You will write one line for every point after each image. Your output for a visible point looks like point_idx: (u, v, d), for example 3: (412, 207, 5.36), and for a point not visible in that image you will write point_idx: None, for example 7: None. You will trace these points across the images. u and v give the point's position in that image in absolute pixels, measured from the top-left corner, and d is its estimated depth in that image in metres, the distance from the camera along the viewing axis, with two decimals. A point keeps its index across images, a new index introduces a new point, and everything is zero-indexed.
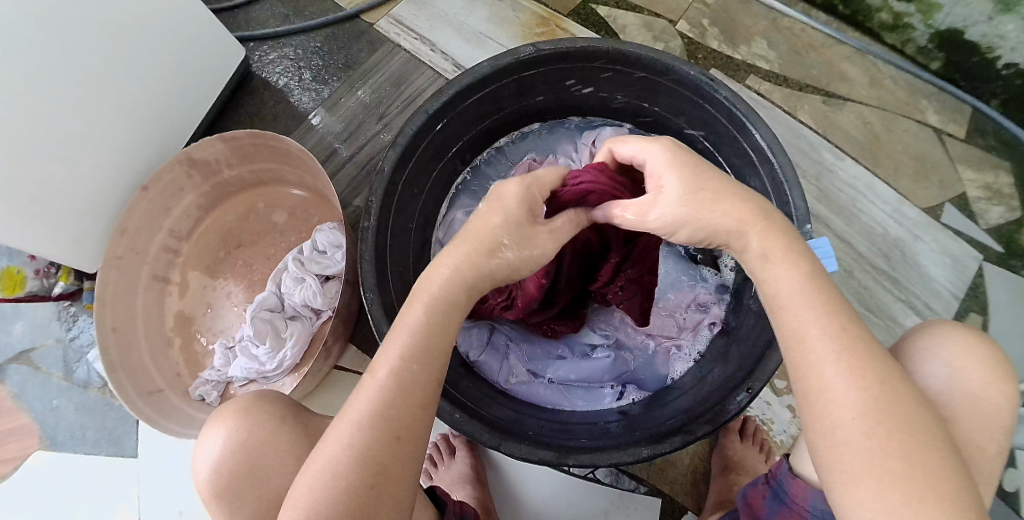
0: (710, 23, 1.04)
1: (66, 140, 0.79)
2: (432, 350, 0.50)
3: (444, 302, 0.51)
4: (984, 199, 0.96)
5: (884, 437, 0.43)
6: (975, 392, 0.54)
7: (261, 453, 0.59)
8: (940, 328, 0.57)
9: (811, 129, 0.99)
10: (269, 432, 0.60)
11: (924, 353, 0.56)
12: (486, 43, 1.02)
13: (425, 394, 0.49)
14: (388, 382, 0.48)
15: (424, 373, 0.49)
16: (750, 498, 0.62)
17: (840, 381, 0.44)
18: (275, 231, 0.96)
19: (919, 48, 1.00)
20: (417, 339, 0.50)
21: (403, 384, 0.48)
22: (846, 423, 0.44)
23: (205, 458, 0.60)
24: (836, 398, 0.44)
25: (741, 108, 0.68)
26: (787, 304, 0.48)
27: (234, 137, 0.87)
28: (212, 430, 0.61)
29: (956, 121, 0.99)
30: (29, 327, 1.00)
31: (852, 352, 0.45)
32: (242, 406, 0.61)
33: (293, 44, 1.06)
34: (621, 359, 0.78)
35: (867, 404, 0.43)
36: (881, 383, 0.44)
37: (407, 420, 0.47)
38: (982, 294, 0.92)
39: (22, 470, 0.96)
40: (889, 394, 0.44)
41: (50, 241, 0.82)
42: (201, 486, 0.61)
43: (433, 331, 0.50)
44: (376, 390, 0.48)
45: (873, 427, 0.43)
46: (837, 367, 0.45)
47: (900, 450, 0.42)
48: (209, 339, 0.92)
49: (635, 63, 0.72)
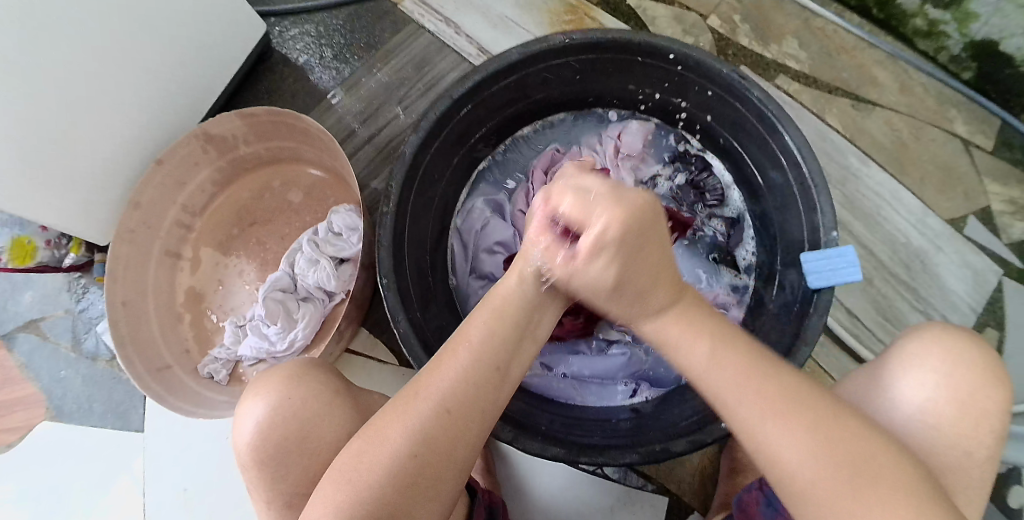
0: (741, 20, 1.02)
1: (79, 110, 0.78)
2: (501, 338, 0.49)
3: (518, 299, 0.51)
4: (1007, 213, 0.94)
5: (829, 475, 0.43)
6: (964, 397, 0.52)
7: (314, 425, 0.58)
8: (922, 336, 0.55)
9: (839, 133, 0.97)
10: (323, 405, 0.58)
11: (912, 358, 0.54)
12: (511, 28, 1.00)
13: (485, 381, 0.48)
14: (459, 358, 0.48)
15: (490, 357, 0.48)
16: (745, 502, 0.63)
17: (772, 435, 0.44)
18: (290, 210, 0.95)
19: (952, 56, 0.97)
20: (490, 329, 0.49)
21: (472, 364, 0.48)
22: (794, 468, 0.43)
23: (248, 422, 0.58)
24: (775, 451, 0.44)
25: (773, 110, 0.66)
26: (703, 376, 0.47)
27: (252, 114, 0.86)
28: (256, 395, 0.59)
29: (984, 133, 0.97)
30: (39, 297, 1.00)
31: (785, 406, 0.44)
32: (294, 372, 0.60)
33: (314, 21, 1.04)
34: (636, 357, 0.77)
35: (812, 444, 0.43)
36: (814, 430, 0.44)
37: (467, 400, 0.47)
38: (1001, 309, 0.90)
39: (27, 439, 0.96)
40: (823, 439, 0.43)
41: (56, 211, 0.81)
42: (240, 448, 0.59)
43: (503, 321, 0.50)
44: (448, 364, 0.48)
45: (823, 466, 0.43)
46: (766, 425, 0.44)
47: (852, 490, 0.42)
48: (220, 316, 0.92)
49: (667, 57, 0.70)
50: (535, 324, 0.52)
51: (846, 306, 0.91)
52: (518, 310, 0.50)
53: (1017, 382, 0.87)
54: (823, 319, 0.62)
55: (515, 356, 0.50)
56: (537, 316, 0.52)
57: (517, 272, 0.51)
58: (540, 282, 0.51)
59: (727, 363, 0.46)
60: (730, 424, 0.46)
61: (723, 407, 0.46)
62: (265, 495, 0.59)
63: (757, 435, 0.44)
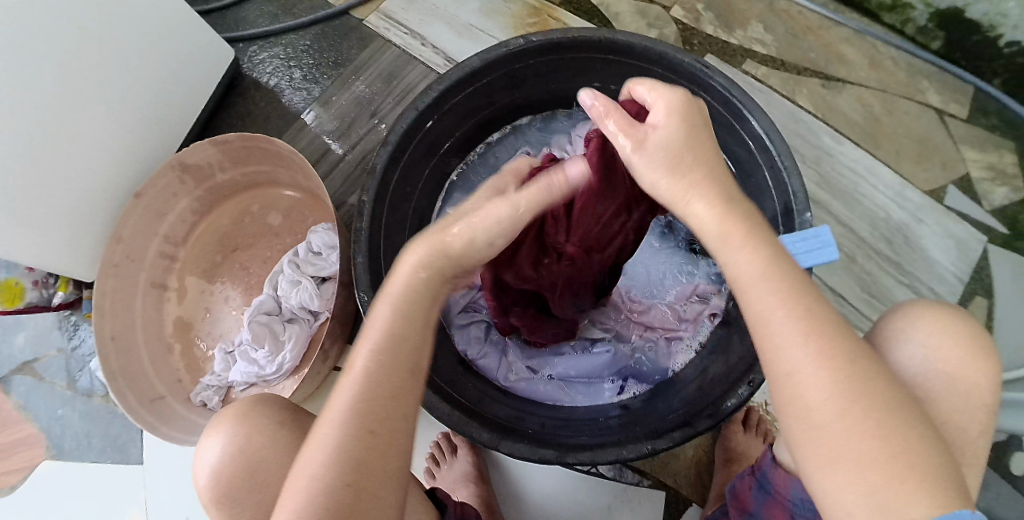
0: (704, 8, 1.02)
1: (57, 150, 0.78)
2: (401, 338, 0.47)
3: (411, 290, 0.47)
4: (987, 180, 0.94)
5: (855, 413, 0.40)
6: (954, 370, 0.52)
7: (260, 459, 0.58)
8: (915, 309, 0.55)
9: (811, 114, 0.98)
10: (268, 438, 0.58)
11: (903, 333, 0.54)
12: (477, 35, 1.01)
13: (399, 387, 0.46)
14: (362, 375, 0.45)
15: (397, 362, 0.46)
16: (739, 490, 0.63)
17: (807, 361, 0.41)
18: (271, 232, 0.95)
19: (919, 28, 0.98)
20: (386, 330, 0.47)
21: (376, 378, 0.45)
22: (818, 406, 0.41)
23: (204, 464, 0.59)
24: (807, 378, 0.41)
25: (738, 96, 0.67)
26: (749, 285, 0.44)
27: (224, 141, 0.86)
28: (212, 435, 0.60)
29: (958, 101, 0.97)
30: (31, 338, 1.00)
31: (820, 333, 0.42)
32: (239, 411, 0.60)
33: (282, 43, 1.05)
34: (621, 353, 0.78)
35: (840, 380, 0.41)
36: (853, 362, 0.41)
37: (386, 415, 0.45)
38: (987, 276, 0.91)
39: (29, 481, 0.96)
40: (861, 375, 0.41)
41: (39, 250, 0.81)
42: (202, 490, 0.60)
43: (407, 317, 0.47)
44: (353, 379, 0.45)
45: (849, 408, 0.40)
46: (805, 348, 0.41)
47: (878, 430, 0.40)
48: (209, 344, 0.92)
49: (628, 52, 0.71)
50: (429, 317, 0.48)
51: (829, 285, 0.91)
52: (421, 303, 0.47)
53: (1008, 347, 0.88)
54: None
55: (418, 353, 0.47)
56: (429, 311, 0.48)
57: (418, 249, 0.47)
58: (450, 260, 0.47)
59: (776, 281, 0.43)
60: (760, 346, 0.43)
61: (762, 331, 0.43)
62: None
63: (793, 364, 0.41)
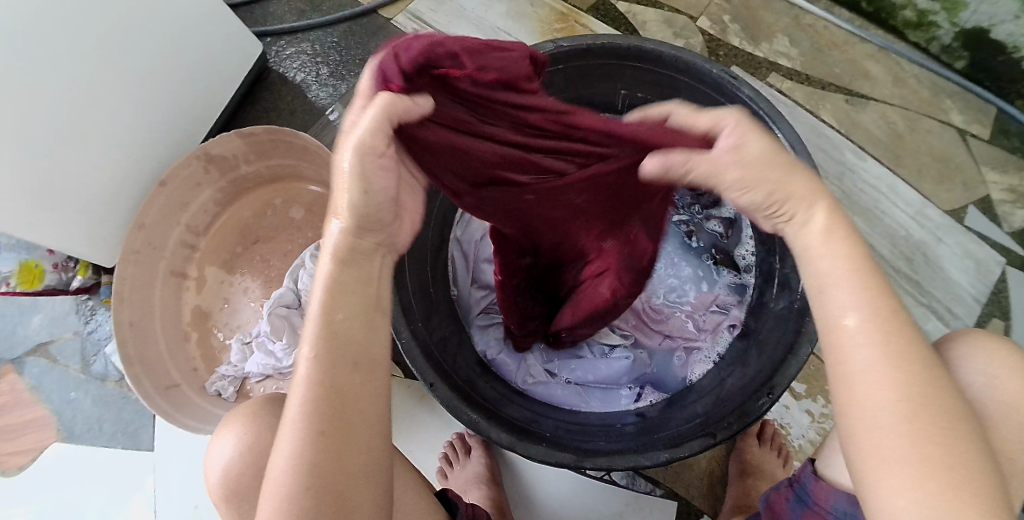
0: (731, 20, 1.02)
1: (82, 136, 0.79)
2: (352, 323, 0.40)
3: (343, 281, 0.41)
4: (1008, 202, 0.94)
5: (912, 420, 0.37)
6: (1013, 401, 0.50)
7: (270, 458, 0.58)
8: (979, 333, 0.54)
9: (833, 128, 0.97)
10: (276, 436, 0.59)
11: (966, 356, 0.52)
12: (504, 39, 1.01)
13: (357, 375, 0.40)
14: (310, 368, 0.39)
15: (351, 348, 0.40)
16: (772, 501, 0.62)
17: (870, 364, 0.38)
18: (292, 227, 0.96)
19: (943, 47, 0.98)
20: (330, 318, 0.40)
21: (329, 366, 0.39)
22: (873, 408, 0.38)
23: (216, 460, 0.59)
24: (868, 376, 0.38)
25: (764, 108, 0.67)
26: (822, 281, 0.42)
27: (251, 133, 0.87)
28: (224, 432, 0.60)
29: (980, 121, 0.97)
30: (47, 321, 1.01)
31: (887, 332, 0.39)
32: (252, 409, 0.61)
33: (310, 39, 1.05)
34: (640, 360, 0.78)
35: (904, 384, 0.38)
36: (921, 370, 0.39)
37: (344, 404, 0.39)
38: (1005, 298, 0.90)
39: (38, 461, 0.97)
40: (921, 381, 0.38)
41: (60, 234, 0.82)
42: (212, 488, 0.60)
43: (344, 296, 0.40)
44: (308, 372, 0.39)
45: (905, 412, 0.38)
46: (869, 348, 0.39)
47: (931, 442, 0.37)
48: (226, 334, 0.93)
49: (657, 60, 0.71)
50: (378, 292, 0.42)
51: None
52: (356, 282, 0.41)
53: None
54: None
55: (376, 335, 0.41)
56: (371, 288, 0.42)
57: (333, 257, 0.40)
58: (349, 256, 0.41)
59: (852, 280, 0.40)
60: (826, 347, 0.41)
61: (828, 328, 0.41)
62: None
63: (852, 362, 0.39)
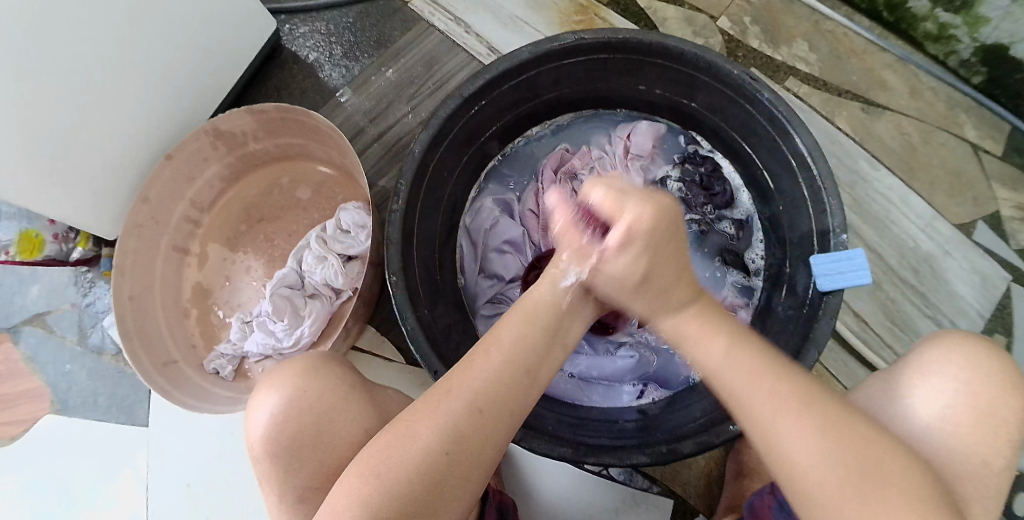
0: (751, 21, 1.01)
1: (90, 104, 0.78)
2: (536, 344, 0.53)
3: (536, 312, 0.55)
4: (1016, 219, 0.93)
5: (838, 482, 0.44)
6: (983, 405, 0.51)
7: (328, 417, 0.57)
8: (942, 343, 0.55)
9: (848, 137, 0.97)
10: (342, 399, 0.59)
11: (928, 368, 0.54)
12: (522, 28, 1.00)
13: (514, 385, 0.50)
14: (496, 363, 0.50)
15: (519, 364, 0.51)
16: (757, 508, 0.63)
17: (791, 437, 0.45)
18: (298, 207, 0.95)
19: (962, 61, 0.96)
20: (519, 339, 0.52)
21: (507, 369, 0.50)
22: (802, 470, 0.44)
23: (264, 412, 0.58)
24: (788, 444, 0.45)
25: (783, 112, 0.66)
26: (720, 372, 0.50)
27: (262, 110, 0.86)
28: (274, 385, 0.59)
29: (994, 137, 0.96)
30: (46, 291, 1.00)
31: (800, 398, 0.46)
32: (311, 365, 0.60)
33: (324, 18, 1.04)
34: (644, 359, 0.77)
35: (823, 445, 0.44)
36: (829, 428, 0.45)
37: (501, 404, 0.49)
38: (1008, 315, 0.90)
39: (31, 431, 0.96)
40: (835, 439, 0.44)
41: (64, 204, 0.81)
42: (253, 441, 0.59)
43: (533, 326, 0.53)
44: (481, 366, 0.50)
45: (830, 471, 0.44)
46: (782, 423, 0.46)
47: (859, 494, 0.43)
48: (227, 313, 0.92)
49: (678, 58, 0.70)
50: (563, 329, 0.55)
51: (852, 310, 0.91)
52: (545, 318, 0.54)
53: None
54: (830, 324, 0.62)
55: (545, 362, 0.53)
56: (564, 325, 0.55)
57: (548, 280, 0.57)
58: (574, 291, 0.56)
59: (739, 367, 0.49)
60: (746, 426, 0.48)
61: (738, 405, 0.48)
62: (278, 489, 0.58)
63: (773, 433, 0.46)
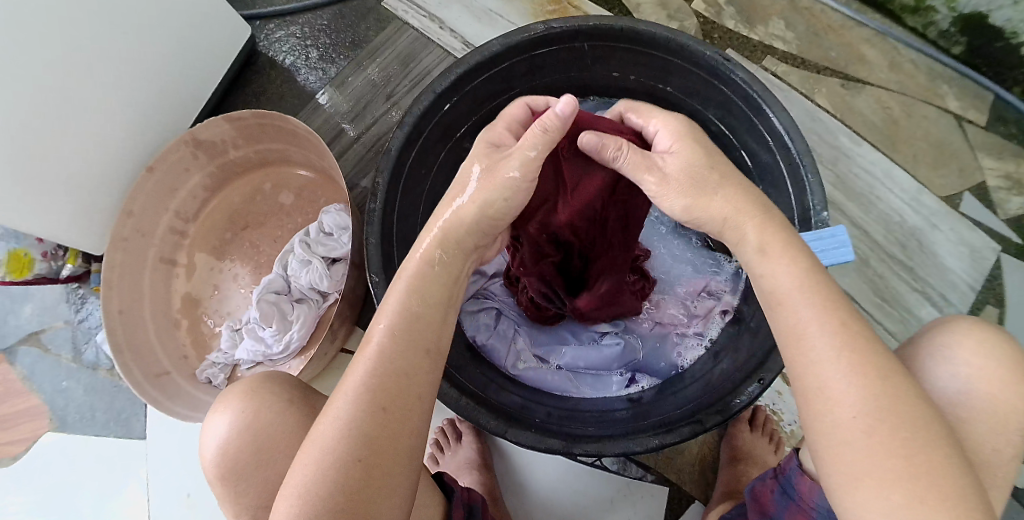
0: (726, 2, 1.01)
1: (72, 120, 0.78)
2: (422, 314, 0.48)
3: (425, 277, 0.50)
4: (1002, 189, 0.93)
5: (882, 431, 0.40)
6: (997, 394, 0.52)
7: (269, 435, 0.58)
8: (959, 324, 0.55)
9: (828, 113, 0.97)
10: (278, 413, 0.59)
11: (941, 350, 0.54)
12: (497, 21, 1.00)
13: (413, 367, 0.46)
14: (381, 349, 0.46)
15: (411, 343, 0.47)
16: (759, 493, 0.62)
17: (840, 379, 0.42)
18: (282, 212, 0.95)
19: (941, 32, 0.96)
20: (403, 315, 0.48)
21: (395, 352, 0.46)
22: (846, 422, 0.41)
23: (211, 437, 0.59)
24: (838, 395, 0.41)
25: (758, 91, 0.66)
26: (788, 301, 0.45)
27: (239, 117, 0.86)
28: (220, 410, 0.60)
29: (977, 108, 0.96)
30: (38, 310, 1.00)
31: (853, 347, 0.42)
32: (248, 387, 0.60)
33: (299, 21, 1.04)
34: (630, 346, 0.78)
35: (870, 398, 0.41)
36: (885, 380, 0.41)
37: (400, 390, 0.45)
38: (999, 286, 0.90)
39: (32, 450, 0.97)
40: (884, 396, 0.41)
41: (50, 223, 0.81)
42: (208, 466, 0.60)
43: (420, 295, 0.49)
44: (370, 355, 0.46)
45: (876, 428, 0.40)
46: (837, 365, 0.42)
47: (905, 449, 0.40)
48: (216, 321, 0.92)
49: (651, 42, 0.70)
50: (457, 291, 0.51)
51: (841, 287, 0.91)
52: (431, 287, 0.49)
53: None
54: None
55: (444, 331, 0.49)
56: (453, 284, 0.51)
57: (422, 257, 0.51)
58: (461, 247, 0.51)
59: (813, 302, 0.44)
60: (797, 366, 0.44)
61: (798, 344, 0.44)
62: (235, 509, 0.60)
63: (824, 383, 0.42)
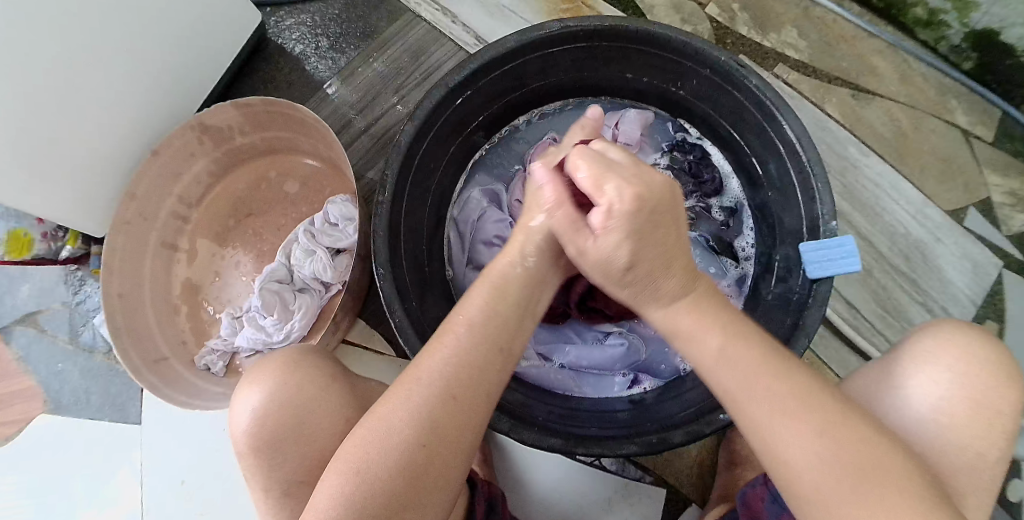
0: (740, 8, 1.01)
1: (78, 100, 0.78)
2: (500, 317, 0.50)
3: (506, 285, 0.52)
4: (1007, 205, 0.93)
5: (835, 477, 0.42)
6: (980, 394, 0.51)
7: (309, 409, 0.58)
8: (931, 333, 0.54)
9: (838, 123, 0.97)
10: (320, 389, 0.59)
11: (915, 361, 0.54)
12: (509, 18, 0.99)
13: (486, 362, 0.48)
14: (461, 341, 0.49)
15: (488, 341, 0.49)
16: (750, 499, 0.62)
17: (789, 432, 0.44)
18: (286, 201, 0.94)
19: (952, 47, 0.95)
20: (483, 315, 0.50)
21: (472, 346, 0.48)
22: (804, 470, 0.43)
23: (245, 410, 0.58)
24: (788, 446, 0.44)
25: (772, 98, 0.66)
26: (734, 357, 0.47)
27: (248, 104, 0.85)
28: (252, 384, 0.59)
29: (984, 123, 0.96)
30: (35, 291, 0.99)
31: (809, 398, 0.44)
32: (287, 361, 0.60)
33: (309, 10, 1.03)
34: (634, 347, 0.77)
35: (825, 448, 0.43)
36: (831, 424, 0.44)
37: (471, 383, 0.47)
38: (1001, 302, 0.90)
39: (25, 432, 0.96)
40: (836, 445, 0.43)
41: (52, 203, 0.81)
42: (236, 437, 0.59)
43: (500, 298, 0.51)
44: (449, 346, 0.48)
45: (826, 476, 0.43)
46: (785, 420, 0.44)
47: (865, 498, 0.42)
48: (216, 308, 0.92)
49: (665, 45, 0.70)
50: (533, 298, 0.53)
51: (844, 297, 0.91)
52: (513, 294, 0.52)
53: None
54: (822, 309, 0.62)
55: (517, 336, 0.51)
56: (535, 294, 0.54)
57: (508, 258, 0.54)
58: (542, 251, 0.54)
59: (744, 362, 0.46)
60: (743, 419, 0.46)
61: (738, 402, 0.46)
62: (263, 484, 0.59)
63: (777, 437, 0.44)
